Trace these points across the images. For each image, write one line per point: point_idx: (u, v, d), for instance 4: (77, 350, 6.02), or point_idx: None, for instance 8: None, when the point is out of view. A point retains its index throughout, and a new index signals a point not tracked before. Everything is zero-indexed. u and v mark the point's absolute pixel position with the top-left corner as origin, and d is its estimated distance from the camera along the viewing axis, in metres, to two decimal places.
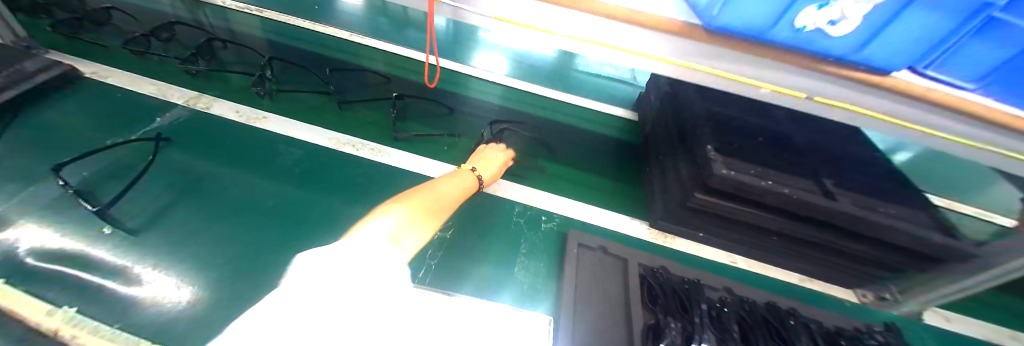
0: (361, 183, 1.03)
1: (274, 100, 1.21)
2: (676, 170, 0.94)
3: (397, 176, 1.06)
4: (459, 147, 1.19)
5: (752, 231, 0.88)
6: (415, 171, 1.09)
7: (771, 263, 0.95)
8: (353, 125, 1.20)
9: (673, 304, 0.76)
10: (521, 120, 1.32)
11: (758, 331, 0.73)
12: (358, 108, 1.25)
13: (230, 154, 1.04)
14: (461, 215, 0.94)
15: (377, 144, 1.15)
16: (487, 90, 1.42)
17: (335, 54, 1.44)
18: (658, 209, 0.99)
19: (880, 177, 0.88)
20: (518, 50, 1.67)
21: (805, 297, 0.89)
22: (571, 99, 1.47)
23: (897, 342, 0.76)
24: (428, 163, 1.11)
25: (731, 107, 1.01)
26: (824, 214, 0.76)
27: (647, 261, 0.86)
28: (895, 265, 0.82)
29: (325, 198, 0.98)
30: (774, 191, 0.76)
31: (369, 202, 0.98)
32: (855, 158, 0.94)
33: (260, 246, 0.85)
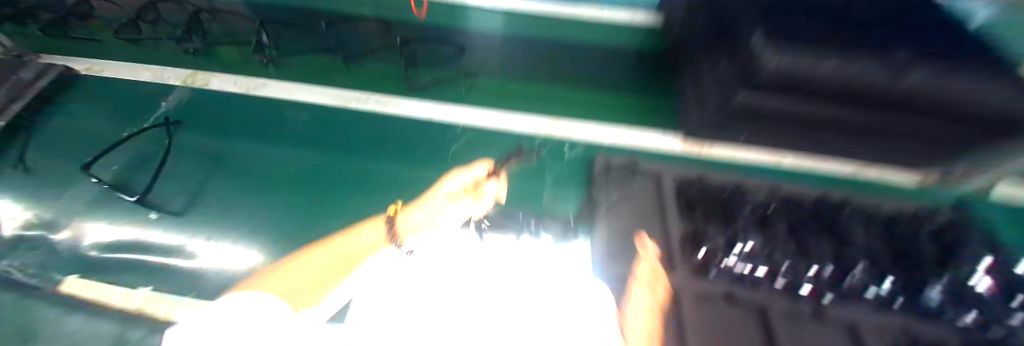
0: (375, 135, 1.00)
1: (272, 65, 1.16)
2: (715, 70, 0.83)
3: (411, 123, 1.03)
4: (470, 88, 1.13)
5: (803, 126, 0.79)
6: (429, 117, 1.05)
7: (818, 158, 0.89)
8: (365, 80, 1.14)
9: (713, 210, 0.73)
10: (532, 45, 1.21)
11: (807, 226, 0.70)
12: (369, 60, 1.17)
13: (243, 127, 1.03)
14: (481, 155, 0.93)
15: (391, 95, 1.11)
16: None
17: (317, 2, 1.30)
18: (692, 114, 0.92)
19: (961, 41, 0.74)
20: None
21: (856, 188, 0.84)
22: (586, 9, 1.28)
23: (963, 220, 0.73)
24: (443, 107, 1.07)
25: None
26: (898, 92, 0.65)
27: (683, 173, 0.82)
28: (970, 141, 0.73)
29: (346, 156, 0.96)
30: (838, 73, 0.64)
31: (390, 153, 0.96)
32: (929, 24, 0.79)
33: (296, 209, 0.85)
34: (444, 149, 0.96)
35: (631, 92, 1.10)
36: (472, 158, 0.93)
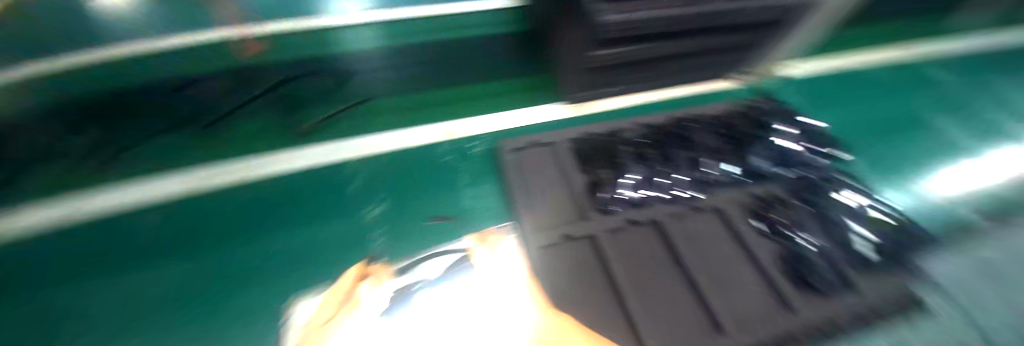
0: (251, 204, 0.85)
1: (75, 163, 0.88)
2: (565, 37, 0.89)
3: (298, 180, 0.90)
4: (357, 115, 1.05)
5: (648, 64, 0.93)
6: (318, 163, 0.93)
7: (671, 86, 1.04)
8: (235, 140, 0.97)
9: (603, 157, 0.85)
10: None
11: (673, 146, 0.87)
12: (240, 118, 1.00)
13: (64, 257, 0.77)
14: (382, 185, 0.89)
15: (263, 152, 0.95)
16: None
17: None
18: (568, 84, 0.96)
19: None
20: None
21: (707, 99, 1.03)
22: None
23: (783, 111, 0.97)
24: (333, 146, 0.98)
25: None
26: (698, 19, 0.83)
27: (574, 136, 0.91)
28: (750, 42, 0.98)
29: (228, 241, 0.79)
30: (658, 17, 0.77)
31: (284, 220, 0.83)
32: None
33: (195, 328, 0.68)
34: (337, 193, 0.88)
35: (514, 74, 1.13)
36: (374, 189, 0.88)
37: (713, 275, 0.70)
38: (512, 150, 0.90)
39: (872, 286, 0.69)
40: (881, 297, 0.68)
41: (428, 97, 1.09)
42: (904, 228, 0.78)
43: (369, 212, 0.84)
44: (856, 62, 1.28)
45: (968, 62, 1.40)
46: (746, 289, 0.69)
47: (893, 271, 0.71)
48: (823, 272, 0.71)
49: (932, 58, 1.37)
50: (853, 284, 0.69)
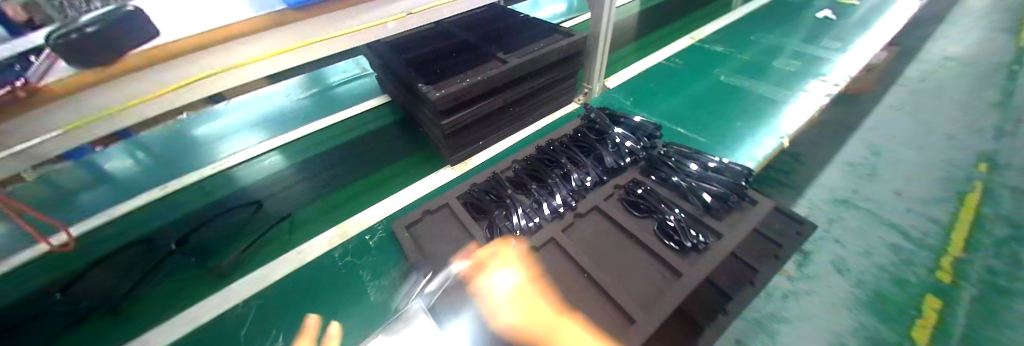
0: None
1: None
2: (424, 116, 1.05)
3: (201, 343, 0.85)
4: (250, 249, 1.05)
5: (497, 115, 1.10)
6: (218, 313, 0.90)
7: (528, 124, 1.23)
8: (125, 324, 0.92)
9: (489, 201, 0.93)
10: (306, 171, 1.31)
11: (544, 169, 0.98)
12: (131, 299, 0.96)
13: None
14: (283, 314, 0.87)
15: (158, 326, 0.90)
16: (252, 169, 1.36)
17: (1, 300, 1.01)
18: (442, 152, 1.09)
19: (523, 27, 1.22)
20: (258, 119, 1.66)
21: (556, 125, 1.23)
22: (333, 118, 1.56)
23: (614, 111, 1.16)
24: (231, 289, 0.94)
25: (418, 46, 1.16)
26: (515, 73, 1.01)
27: (460, 192, 0.98)
28: (570, 72, 1.21)
29: None
30: (477, 82, 0.94)
31: None
32: (509, 25, 1.26)
33: None
34: (234, 342, 0.83)
35: (400, 159, 1.29)
36: (272, 322, 0.86)
37: (611, 271, 0.77)
38: (407, 227, 0.93)
39: (732, 226, 0.79)
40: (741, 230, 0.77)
41: (329, 204, 1.15)
42: (734, 173, 0.89)
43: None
44: (646, 75, 1.85)
45: (706, 52, 2.04)
46: (643, 272, 0.75)
47: (742, 206, 0.83)
48: (692, 230, 0.79)
49: (685, 55, 2.02)
50: (717, 231, 0.79)
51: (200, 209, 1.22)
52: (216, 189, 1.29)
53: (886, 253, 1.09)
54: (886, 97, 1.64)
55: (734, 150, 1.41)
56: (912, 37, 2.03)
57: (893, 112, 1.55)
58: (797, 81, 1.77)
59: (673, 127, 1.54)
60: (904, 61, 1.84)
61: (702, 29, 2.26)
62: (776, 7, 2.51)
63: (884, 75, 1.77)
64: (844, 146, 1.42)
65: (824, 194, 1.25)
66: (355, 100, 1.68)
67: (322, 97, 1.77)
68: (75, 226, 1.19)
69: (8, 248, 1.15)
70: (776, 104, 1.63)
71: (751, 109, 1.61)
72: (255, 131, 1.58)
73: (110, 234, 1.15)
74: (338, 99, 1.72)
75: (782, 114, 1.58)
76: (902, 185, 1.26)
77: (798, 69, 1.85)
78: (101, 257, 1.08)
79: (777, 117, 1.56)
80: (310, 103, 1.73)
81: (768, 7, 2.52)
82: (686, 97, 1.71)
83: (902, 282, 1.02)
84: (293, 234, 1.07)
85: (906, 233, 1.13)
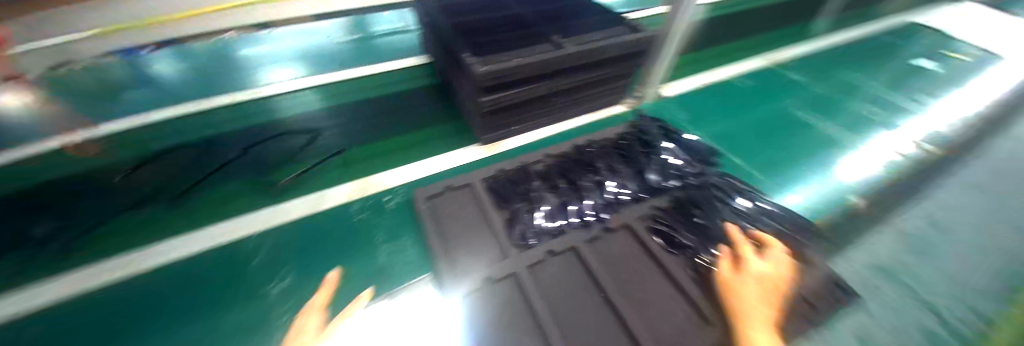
0: (158, 299, 0.80)
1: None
2: (463, 89, 0.99)
3: (211, 260, 0.86)
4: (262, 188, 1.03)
5: (540, 102, 1.03)
6: (226, 240, 0.90)
7: (569, 117, 1.15)
8: (124, 236, 0.91)
9: (516, 191, 0.88)
10: (334, 119, 1.27)
11: (579, 171, 0.92)
12: (135, 213, 0.96)
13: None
14: (294, 256, 0.86)
15: (165, 240, 0.90)
16: (282, 106, 1.33)
17: (27, 180, 1.03)
18: (476, 129, 1.04)
19: (585, 14, 1.11)
20: (296, 55, 1.62)
21: (600, 125, 1.14)
22: (369, 70, 1.51)
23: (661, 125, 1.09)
24: (238, 222, 0.94)
25: (471, 12, 1.08)
26: (568, 62, 0.93)
27: (487, 174, 0.93)
28: (625, 71, 1.11)
29: (141, 336, 0.74)
30: (527, 64, 0.86)
31: (202, 302, 0.79)
32: (570, 7, 1.15)
33: None
34: (237, 272, 0.84)
35: (431, 127, 1.23)
36: (283, 260, 0.85)
37: (633, 298, 0.71)
38: (427, 199, 0.89)
39: None
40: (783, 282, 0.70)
41: (348, 159, 1.12)
42: None
43: (272, 285, 0.81)
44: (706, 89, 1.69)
45: (775, 78, 1.86)
46: (669, 307, 0.70)
47: None
48: None
49: (750, 77, 1.85)
50: None
51: (226, 134, 1.21)
52: (246, 116, 1.28)
53: (919, 337, 0.97)
54: (959, 167, 1.46)
55: (782, 191, 1.30)
56: (1016, 108, 1.78)
57: (965, 187, 1.38)
58: (869, 129, 1.60)
59: (724, 154, 1.43)
60: (997, 133, 1.62)
61: (774, 53, 2.07)
62: (865, 44, 2.26)
63: (969, 143, 1.56)
64: (904, 210, 1.28)
65: (866, 259, 1.14)
66: (395, 55, 1.61)
67: (362, 46, 1.70)
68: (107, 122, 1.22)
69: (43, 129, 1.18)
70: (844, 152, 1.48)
71: (813, 151, 1.46)
72: (293, 67, 1.55)
73: (134, 141, 1.17)
74: (378, 50, 1.66)
75: (846, 162, 1.43)
76: (955, 269, 1.13)
77: (875, 118, 1.67)
78: (124, 162, 1.10)
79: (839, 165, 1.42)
80: (350, 49, 1.68)
81: (855, 41, 2.28)
82: (741, 121, 1.57)
83: None
84: (310, 180, 1.04)
85: (948, 321, 1.01)
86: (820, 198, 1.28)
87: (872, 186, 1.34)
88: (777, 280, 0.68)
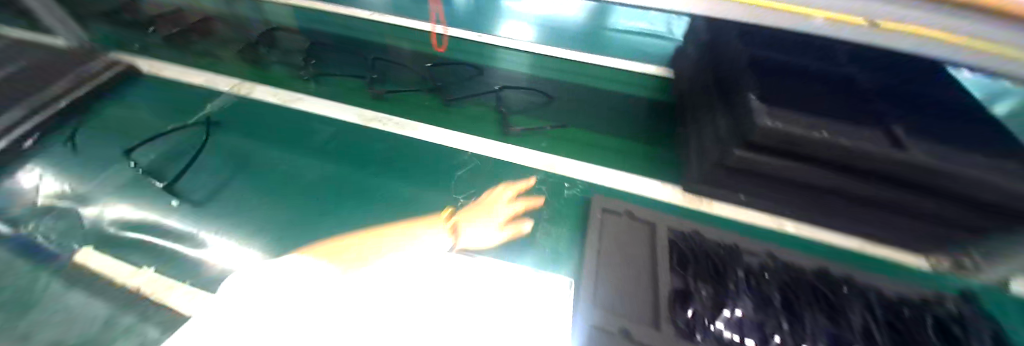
0: (396, 157, 1.06)
1: (309, 85, 1.28)
2: (711, 127, 0.83)
3: (422, 147, 1.08)
4: (465, 115, 1.16)
5: (801, 191, 0.75)
6: (436, 142, 1.09)
7: (823, 227, 0.83)
8: (379, 101, 1.22)
9: (706, 268, 0.70)
10: (544, 88, 1.24)
11: (805, 300, 0.66)
12: (395, 97, 1.23)
13: (269, 132, 1.12)
14: (482, 183, 0.94)
15: (401, 118, 1.16)
16: (506, 58, 1.37)
17: (364, 38, 1.48)
18: (692, 171, 0.88)
19: (947, 117, 0.71)
20: (542, 17, 1.60)
21: (865, 265, 0.76)
22: (599, 60, 1.35)
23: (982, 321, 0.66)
24: (445, 134, 1.11)
25: (782, 50, 0.85)
26: (892, 172, 0.63)
27: (678, 225, 0.79)
28: (982, 226, 0.68)
29: (350, 171, 1.02)
30: (830, 144, 0.62)
31: (394, 170, 1.01)
32: (927, 94, 0.76)
33: (293, 215, 0.90)
34: (430, 163, 1.03)
35: (632, 142, 1.06)
36: (471, 183, 0.95)
37: None
38: (604, 211, 0.83)
39: None
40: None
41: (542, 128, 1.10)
42: None
43: (461, 198, 0.91)
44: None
45: None
46: None
47: None
48: None
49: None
50: None
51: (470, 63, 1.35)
52: (483, 55, 1.38)
53: None
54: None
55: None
56: None
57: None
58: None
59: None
60: None
61: None
62: None
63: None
64: None
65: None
66: (630, 56, 1.37)
67: (606, 35, 1.49)
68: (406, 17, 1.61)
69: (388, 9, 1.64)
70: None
71: None
72: (530, 27, 1.53)
73: (425, 38, 1.48)
74: (615, 45, 1.44)
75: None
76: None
77: None
78: (415, 53, 1.41)
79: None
80: (591, 31, 1.51)
81: None
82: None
83: None
84: (507, 128, 1.09)
85: None
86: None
87: None
88: None
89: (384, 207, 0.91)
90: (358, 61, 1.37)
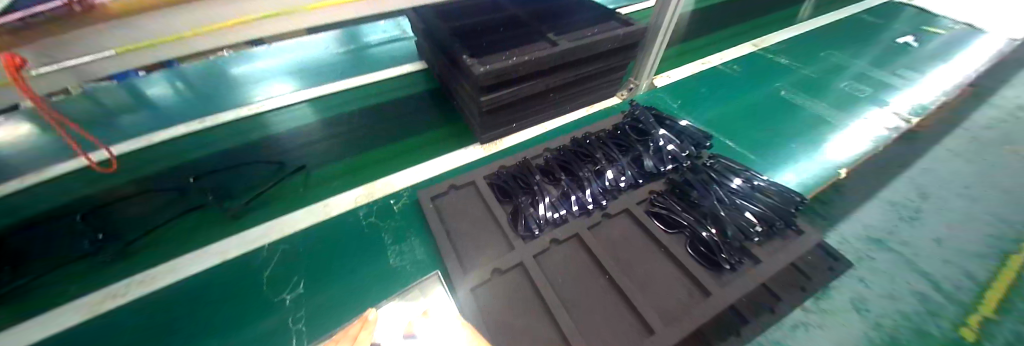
0: (177, 314, 0.74)
1: (121, 266, 0.81)
2: (464, 91, 1.02)
3: (204, 279, 0.79)
4: (289, 191, 0.97)
5: (535, 100, 1.04)
6: (219, 260, 0.82)
7: (566, 112, 1.15)
8: (161, 243, 0.86)
9: (517, 186, 0.89)
10: (317, 131, 1.17)
11: (576, 163, 0.92)
12: (275, 197, 0.96)
13: None
14: (304, 260, 0.82)
15: None
16: (253, 126, 1.18)
17: (23, 213, 0.92)
18: (476, 128, 1.05)
19: (571, 13, 1.09)
20: (283, 66, 1.45)
21: (594, 118, 1.15)
22: (367, 78, 1.38)
23: None
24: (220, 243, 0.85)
25: (467, 15, 1.09)
26: (565, 56, 0.93)
27: (487, 172, 0.95)
28: (623, 62, 1.11)
29: None
30: (524, 61, 0.88)
31: (180, 326, 0.73)
32: (558, 6, 1.13)
33: None
34: (228, 285, 0.78)
35: (429, 130, 1.17)
36: (292, 268, 0.81)
37: (636, 277, 0.72)
38: (432, 198, 0.91)
39: (772, 255, 0.73)
40: (750, 283, 0.69)
41: (341, 169, 1.05)
42: (787, 198, 0.80)
43: (285, 294, 0.76)
44: (729, 56, 1.54)
45: (800, 50, 1.64)
46: (671, 286, 0.71)
47: (787, 235, 0.76)
48: (730, 248, 0.73)
49: (787, 52, 1.62)
50: (758, 255, 0.73)
51: (226, 150, 1.09)
52: (238, 134, 1.14)
53: (914, 300, 0.83)
54: (988, 106, 1.36)
55: (775, 170, 1.08)
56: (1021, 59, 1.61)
57: (988, 127, 1.28)
58: (882, 78, 1.49)
59: (717, 138, 1.18)
60: (1006, 83, 1.48)
61: (795, 25, 1.82)
62: (879, 9, 2.02)
63: (995, 83, 1.48)
64: (914, 162, 1.14)
65: (888, 211, 1.00)
66: (392, 61, 1.47)
67: (362, 54, 1.52)
68: (50, 147, 1.08)
69: (40, 154, 1.07)
70: (849, 103, 1.35)
71: (821, 107, 1.33)
72: (286, 85, 1.35)
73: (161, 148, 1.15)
74: (376, 59, 1.50)
75: (842, 116, 1.29)
76: (966, 216, 1.00)
77: (889, 80, 1.48)
78: (136, 175, 1.01)
79: (845, 124, 1.26)
80: (342, 57, 1.51)
81: (875, 7, 2.04)
82: (737, 106, 1.30)
83: (927, 333, 0.78)
84: (320, 184, 1.00)
85: (943, 284, 0.86)
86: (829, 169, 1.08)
87: (879, 148, 1.17)
88: (755, 280, 0.69)
89: None
90: (173, 197, 0.95)
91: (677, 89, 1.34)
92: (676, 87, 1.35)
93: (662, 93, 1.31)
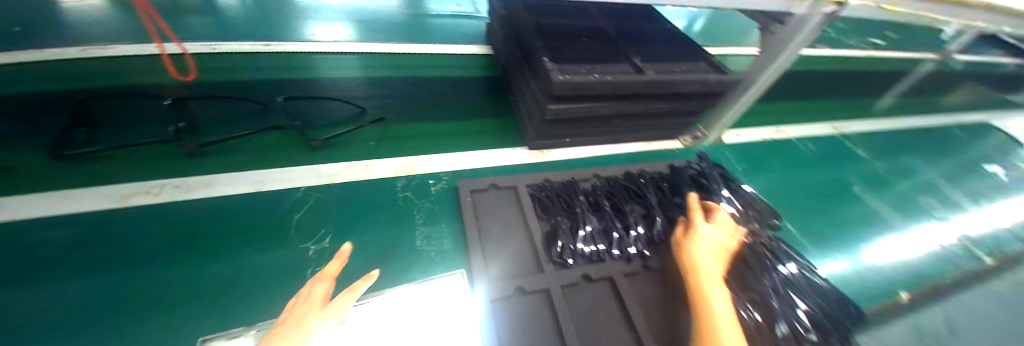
0: (208, 226, 0.75)
1: (195, 160, 0.85)
2: (529, 91, 0.98)
3: (239, 202, 0.80)
4: (358, 144, 0.99)
5: (598, 122, 1.00)
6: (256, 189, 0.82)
7: (622, 141, 1.11)
8: (237, 149, 0.89)
9: (558, 205, 0.86)
10: (375, 89, 1.16)
11: (624, 199, 0.88)
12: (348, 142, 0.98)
13: None
14: (335, 214, 0.81)
15: None
16: (314, 67, 1.18)
17: (79, 83, 0.95)
18: (530, 132, 1.03)
19: (661, 42, 1.04)
20: (350, 12, 1.44)
21: (650, 157, 1.10)
22: (429, 47, 1.36)
23: None
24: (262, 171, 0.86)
25: (553, 15, 1.05)
26: (645, 86, 0.88)
27: (532, 180, 0.93)
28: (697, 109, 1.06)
29: (122, 263, 0.68)
30: (605, 81, 0.84)
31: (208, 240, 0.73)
32: (648, 32, 1.08)
33: None
34: (260, 215, 0.78)
35: (481, 119, 1.15)
36: (321, 219, 0.80)
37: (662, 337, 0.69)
38: (472, 192, 0.89)
39: None
40: None
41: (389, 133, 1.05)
42: (842, 305, 0.74)
43: (310, 243, 0.75)
44: (800, 131, 1.46)
45: (877, 145, 1.54)
46: None
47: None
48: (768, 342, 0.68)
49: (864, 143, 1.52)
50: None
51: (284, 81, 1.11)
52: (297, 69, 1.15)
53: None
54: None
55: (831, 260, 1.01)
56: None
57: None
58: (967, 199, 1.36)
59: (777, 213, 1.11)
60: None
61: (876, 118, 1.71)
62: (972, 127, 1.87)
63: None
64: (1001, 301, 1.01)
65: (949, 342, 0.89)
66: (459, 39, 1.45)
67: (428, 23, 1.50)
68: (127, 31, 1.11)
69: (117, 35, 1.10)
70: (926, 219, 1.22)
71: (891, 210, 1.23)
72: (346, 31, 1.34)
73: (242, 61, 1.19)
74: (442, 31, 1.47)
75: (916, 230, 1.17)
76: None
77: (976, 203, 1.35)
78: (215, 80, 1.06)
79: (914, 233, 1.16)
80: (409, 19, 1.49)
81: (967, 123, 1.89)
82: (804, 188, 1.21)
83: None
84: (368, 143, 1.00)
85: None
86: (880, 280, 0.98)
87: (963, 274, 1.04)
88: None
89: (220, 288, 0.66)
90: (256, 110, 1.00)
91: (743, 151, 1.27)
92: (742, 148, 1.28)
93: (727, 151, 1.25)
